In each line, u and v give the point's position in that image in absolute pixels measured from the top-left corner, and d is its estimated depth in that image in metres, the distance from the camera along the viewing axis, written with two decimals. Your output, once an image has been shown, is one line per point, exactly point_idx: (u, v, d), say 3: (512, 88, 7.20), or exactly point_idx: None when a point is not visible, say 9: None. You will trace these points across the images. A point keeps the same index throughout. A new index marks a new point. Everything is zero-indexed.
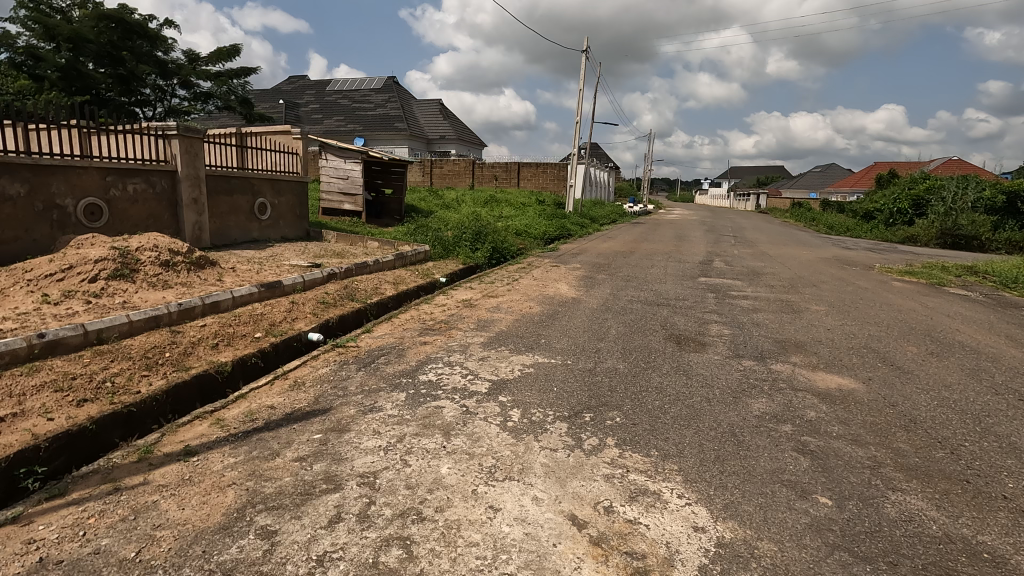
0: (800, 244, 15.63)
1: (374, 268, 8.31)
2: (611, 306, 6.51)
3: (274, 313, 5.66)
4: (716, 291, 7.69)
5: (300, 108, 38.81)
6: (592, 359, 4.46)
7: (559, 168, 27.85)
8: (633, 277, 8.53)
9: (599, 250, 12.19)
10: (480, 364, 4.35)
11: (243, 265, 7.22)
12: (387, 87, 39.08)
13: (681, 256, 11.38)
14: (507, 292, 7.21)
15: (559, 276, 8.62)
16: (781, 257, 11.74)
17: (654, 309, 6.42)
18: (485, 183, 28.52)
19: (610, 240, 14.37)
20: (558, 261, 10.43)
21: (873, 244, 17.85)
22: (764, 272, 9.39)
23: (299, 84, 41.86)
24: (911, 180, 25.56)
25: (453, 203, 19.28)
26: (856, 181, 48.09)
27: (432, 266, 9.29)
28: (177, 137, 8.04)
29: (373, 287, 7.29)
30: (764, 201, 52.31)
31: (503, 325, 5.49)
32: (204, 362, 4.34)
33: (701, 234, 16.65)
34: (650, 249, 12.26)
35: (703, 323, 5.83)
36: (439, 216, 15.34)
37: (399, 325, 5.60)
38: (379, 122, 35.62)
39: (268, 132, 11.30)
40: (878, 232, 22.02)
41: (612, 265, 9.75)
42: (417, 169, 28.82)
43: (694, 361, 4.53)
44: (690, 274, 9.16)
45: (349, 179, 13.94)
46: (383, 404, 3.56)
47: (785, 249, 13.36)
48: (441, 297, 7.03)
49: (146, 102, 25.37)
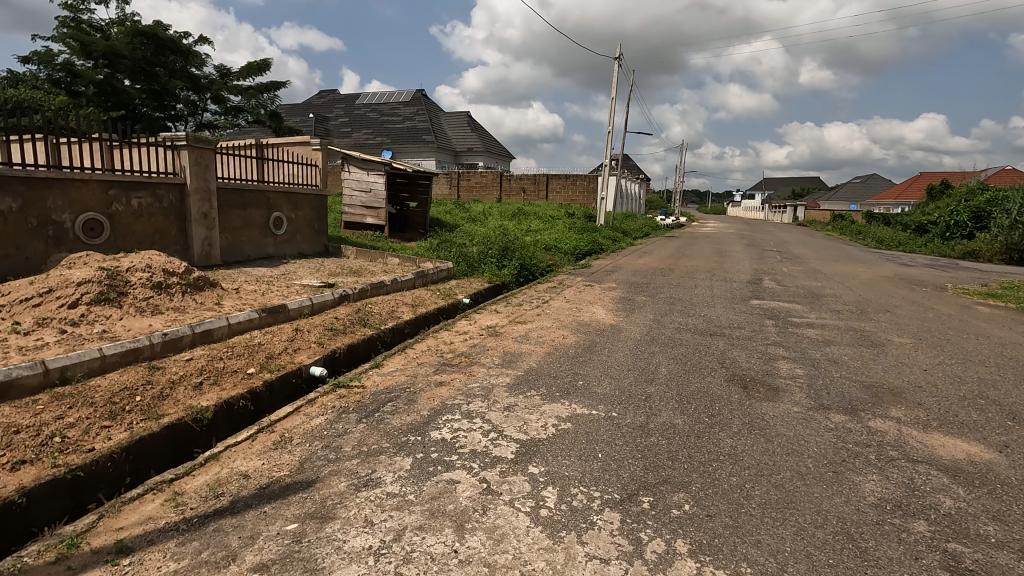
0: (854, 260, 14.38)
1: (391, 288, 7.65)
2: (657, 335, 5.68)
3: (274, 343, 5.01)
4: (774, 318, 6.76)
5: (330, 122, 39.09)
6: (642, 410, 3.65)
7: (589, 180, 27.04)
8: (677, 300, 7.67)
9: (635, 267, 11.33)
10: (505, 415, 3.59)
11: (249, 286, 6.64)
12: (416, 100, 39.07)
13: (726, 274, 10.45)
14: (537, 318, 6.43)
15: (594, 298, 7.81)
16: (838, 275, 10.68)
17: (707, 339, 5.58)
18: (512, 196, 27.93)
19: (646, 255, 13.47)
20: (591, 280, 9.63)
21: (931, 261, 16.41)
22: (824, 295, 8.39)
23: (329, 99, 42.29)
24: (969, 190, 23.78)
25: (480, 216, 18.68)
26: (901, 192, 45.91)
27: (455, 285, 8.60)
28: (187, 148, 7.57)
29: (390, 311, 6.62)
30: (803, 214, 50.38)
31: (534, 361, 4.72)
32: (180, 408, 3.68)
33: (743, 250, 15.61)
34: (691, 266, 11.35)
35: (768, 358, 4.96)
36: (465, 231, 14.70)
37: (413, 358, 4.88)
38: (407, 135, 35.53)
39: (288, 143, 10.85)
40: (933, 247, 20.47)
41: (652, 285, 8.89)
42: (444, 182, 28.45)
43: (768, 414, 3.66)
44: (739, 296, 8.24)
45: (372, 192, 13.44)
46: (383, 474, 2.82)
47: (839, 266, 12.22)
48: (464, 323, 6.30)
49: (178, 117, 25.72)
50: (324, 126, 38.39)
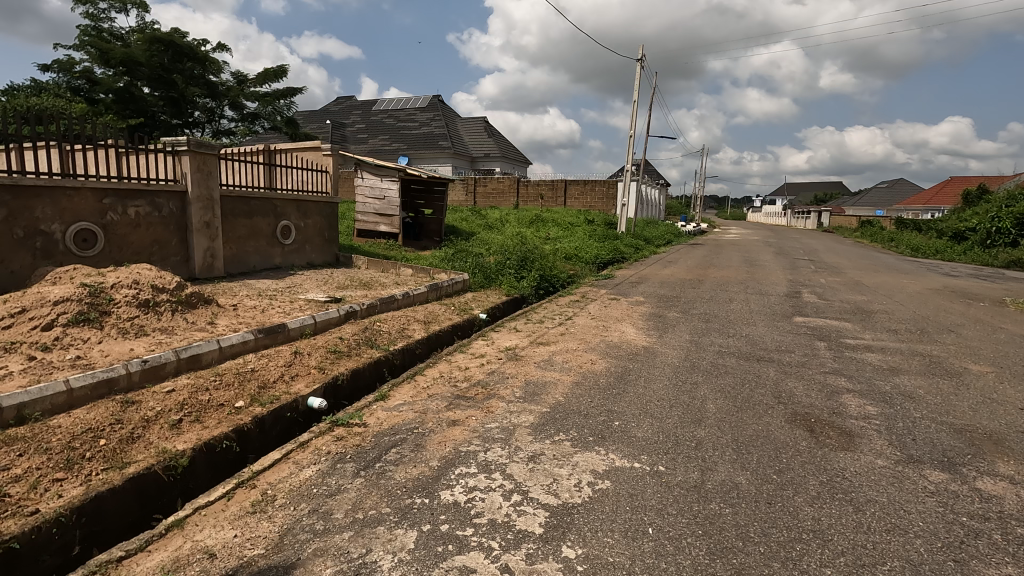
0: (894, 270, 13.52)
1: (403, 303, 7.13)
2: (697, 360, 5.06)
3: (269, 369, 4.49)
4: (824, 338, 6.08)
5: (346, 128, 39.05)
6: (695, 462, 3.04)
7: (608, 186, 26.40)
8: (713, 317, 7.03)
9: (662, 278, 10.68)
10: (530, 467, 3.01)
11: (250, 302, 6.15)
12: (432, 106, 38.87)
13: (761, 286, 9.76)
14: (561, 338, 5.84)
15: (622, 314, 7.20)
16: (883, 288, 9.91)
17: (754, 365, 4.95)
18: (530, 202, 27.41)
19: (672, 265, 12.80)
20: (616, 293, 9.01)
21: (976, 270, 15.45)
22: (874, 311, 7.66)
23: (347, 105, 42.34)
24: (1009, 195, 22.64)
25: (497, 224, 18.17)
26: (931, 198, 44.43)
27: (472, 299, 8.05)
28: (188, 154, 7.16)
29: (400, 329, 6.08)
30: (828, 220, 49.08)
31: (561, 393, 4.14)
32: (151, 453, 3.16)
33: (774, 259, 14.86)
34: (721, 277, 10.68)
35: (829, 391, 4.31)
36: (482, 238, 14.20)
37: (423, 389, 4.32)
38: (424, 141, 35.28)
39: (298, 149, 10.44)
40: (973, 255, 19.46)
41: (683, 299, 8.27)
42: (461, 188, 28.05)
43: (847, 469, 3.02)
44: (780, 312, 7.56)
45: (385, 199, 13.00)
46: (379, 557, 2.24)
47: (882, 277, 11.40)
48: (480, 344, 5.73)
49: (196, 124, 25.76)
50: (341, 132, 38.35)
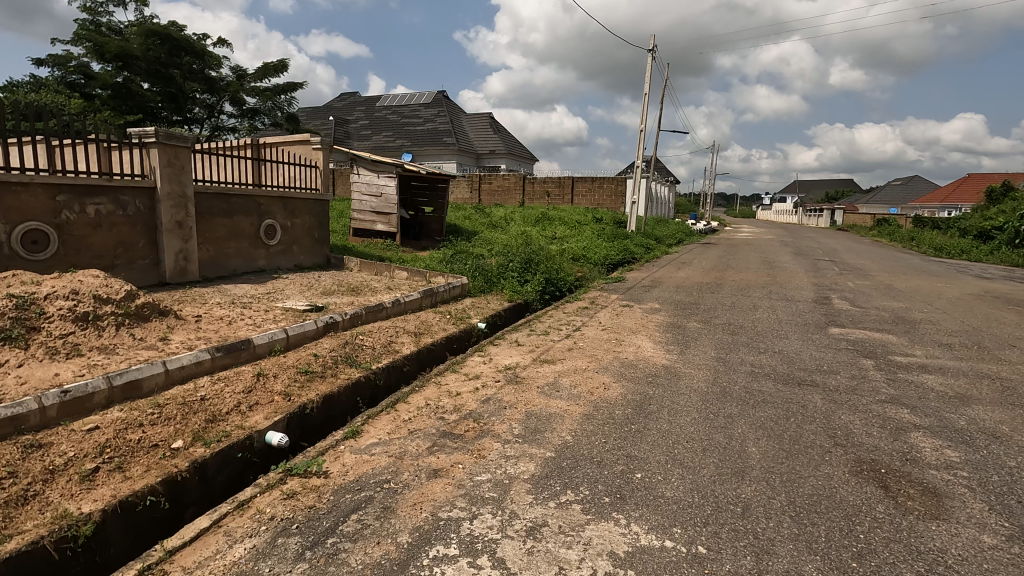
0: (923, 272, 12.66)
1: (393, 311, 6.43)
2: (728, 384, 4.33)
3: (223, 397, 3.80)
4: (869, 355, 5.31)
5: (350, 124, 38.46)
6: (746, 542, 2.30)
7: (617, 183, 25.60)
8: (738, 328, 6.29)
9: (676, 282, 9.93)
10: (527, 547, 2.29)
11: (218, 313, 5.48)
12: (437, 102, 38.22)
13: (785, 291, 9.00)
14: (567, 355, 5.11)
15: (636, 324, 6.47)
16: (920, 293, 9.11)
17: (795, 390, 4.22)
18: (536, 199, 26.67)
19: (686, 266, 12.04)
20: (628, 299, 8.28)
21: (1009, 272, 14.55)
22: (918, 321, 6.87)
23: (351, 101, 41.77)
24: None
25: (502, 222, 17.46)
26: (948, 195, 43.26)
27: (470, 307, 7.35)
28: (156, 146, 6.48)
29: (386, 344, 5.38)
30: (841, 218, 47.97)
31: (568, 431, 3.42)
32: (45, 520, 2.48)
33: (795, 260, 14.05)
34: (741, 281, 9.93)
35: (893, 427, 3.57)
36: (485, 238, 13.50)
37: (404, 422, 3.61)
38: (428, 138, 34.64)
39: (287, 142, 9.74)
40: (1001, 255, 18.53)
41: (702, 306, 7.52)
42: (465, 185, 27.34)
43: (946, 552, 2.28)
44: (810, 322, 6.80)
45: (382, 197, 12.32)
46: None
47: (915, 280, 10.57)
48: (475, 362, 5.02)
49: (195, 120, 25.25)
50: (345, 128, 37.77)
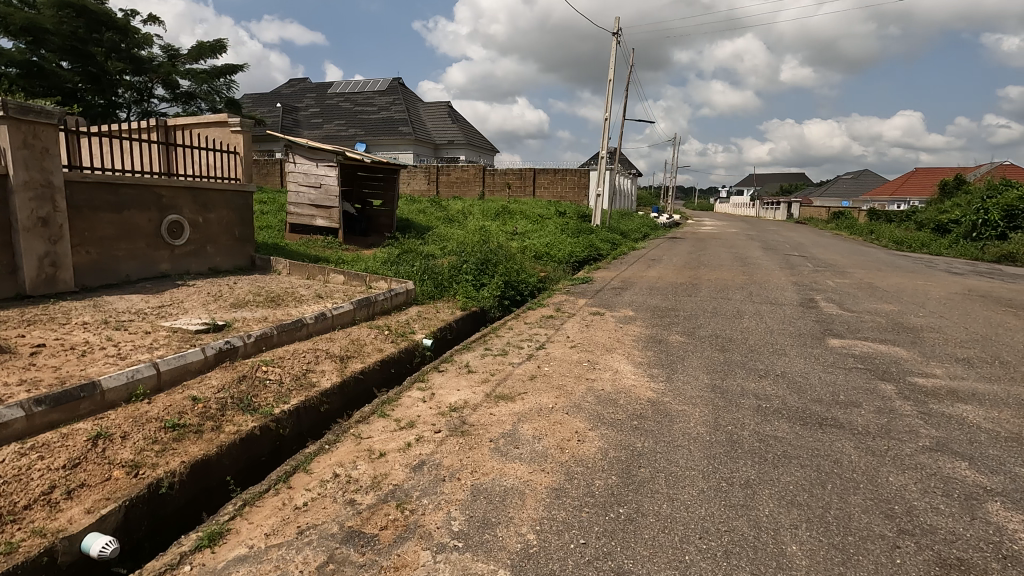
0: (895, 268, 12.25)
1: (317, 328, 5.24)
2: (733, 428, 3.38)
3: (26, 480, 2.58)
4: (884, 376, 4.49)
5: (299, 112, 36.34)
6: None
7: (580, 175, 24.77)
8: (728, 341, 5.40)
9: (648, 283, 9.05)
10: None
11: (75, 339, 4.19)
12: (393, 90, 36.55)
13: (766, 292, 8.27)
14: (529, 387, 4.09)
15: (610, 338, 5.52)
16: (905, 292, 8.54)
17: (818, 435, 3.31)
18: (497, 191, 25.59)
19: (656, 264, 11.22)
20: (598, 304, 7.34)
21: (974, 267, 14.42)
22: (919, 328, 6.16)
23: (300, 88, 39.56)
24: (990, 186, 21.98)
25: (459, 217, 16.31)
26: (897, 189, 44.53)
27: (414, 319, 6.22)
28: (6, 122, 5.08)
29: (298, 376, 4.22)
30: (797, 211, 48.75)
31: (530, 526, 2.38)
32: None
33: (766, 255, 13.49)
34: (717, 281, 9.17)
35: (961, 495, 2.67)
36: (439, 234, 12.36)
37: (293, 515, 2.49)
38: (383, 126, 33.02)
39: (204, 124, 8.27)
40: (960, 249, 18.63)
41: (682, 313, 6.65)
42: (422, 177, 25.93)
43: None
44: (804, 331, 6.00)
45: (322, 188, 11.01)
46: None
47: (893, 279, 10.03)
48: (410, 400, 3.93)
49: (121, 103, 22.97)
50: (293, 116, 35.66)
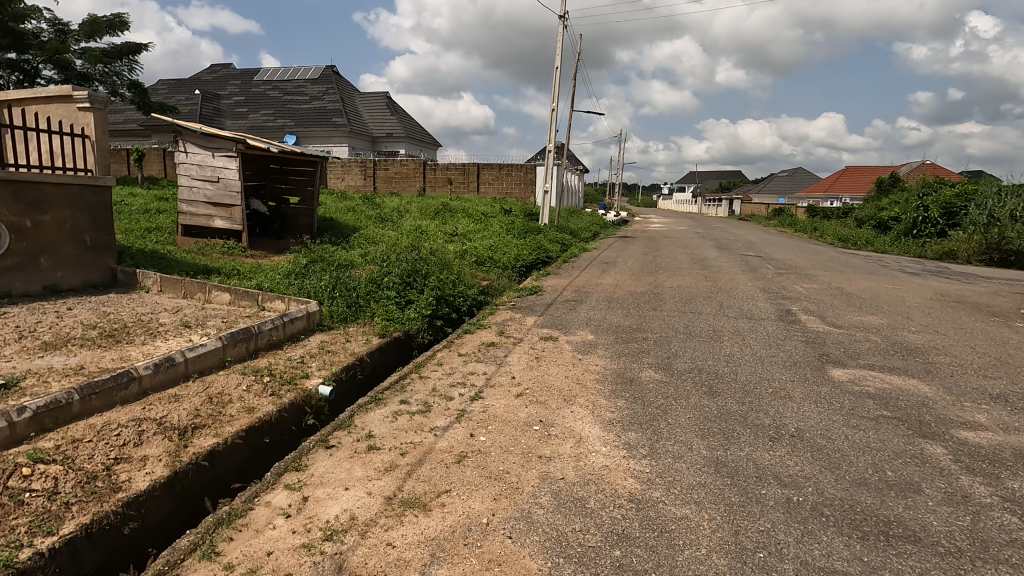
0: (854, 269, 11.71)
1: (159, 380, 3.69)
2: (767, 559, 2.16)
3: None
4: (923, 430, 3.44)
5: (222, 100, 33.36)
6: None
7: (526, 172, 23.59)
8: (715, 379, 4.27)
9: (604, 293, 7.90)
10: None
11: None
12: (325, 78, 34.21)
13: (736, 303, 7.33)
14: (455, 479, 2.75)
15: (567, 377, 4.28)
16: (880, 299, 7.82)
17: (897, 567, 2.14)
18: (438, 188, 24.05)
19: (611, 269, 10.11)
20: (549, 324, 6.10)
21: (922, 265, 14.25)
22: (923, 350, 5.25)
23: (223, 74, 36.47)
24: (925, 184, 22.48)
25: (392, 215, 14.72)
26: (830, 186, 46.12)
27: (312, 356, 4.75)
28: None
29: (92, 476, 2.70)
30: (739, 208, 49.70)
31: None
32: None
33: (723, 256, 12.74)
34: (679, 289, 8.17)
35: None
36: (367, 237, 10.82)
37: None
38: (315, 117, 30.73)
39: (44, 99, 6.41)
40: (902, 246, 18.76)
41: (649, 335, 5.51)
42: (358, 171, 24.36)
43: None
44: (798, 357, 4.97)
45: (220, 183, 9.21)
46: None
47: (860, 283, 9.34)
48: (266, 517, 2.51)
49: None
50: (214, 105, 32.64)
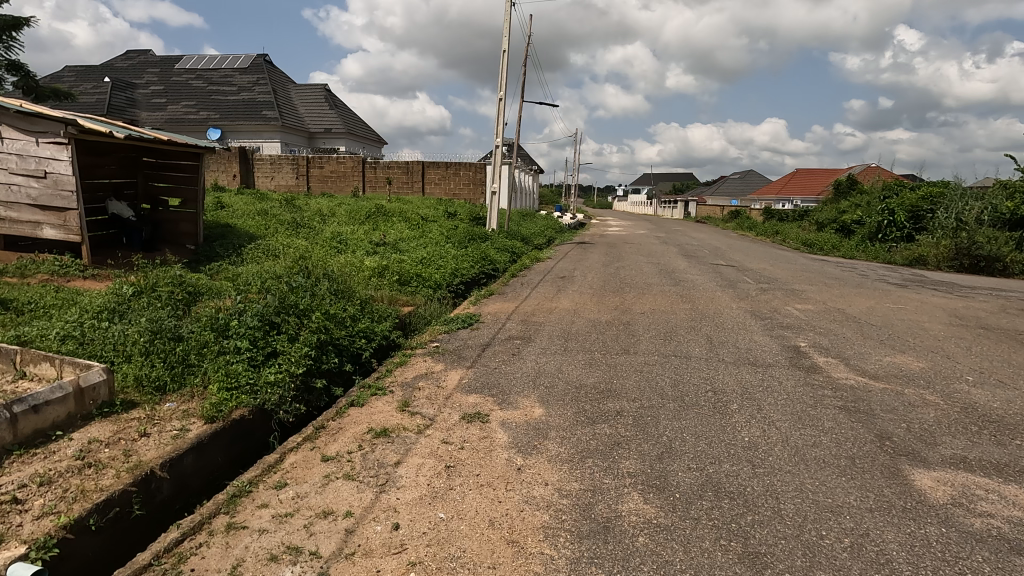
0: (840, 282, 10.29)
1: None
2: None
3: None
4: None
5: (137, 89, 29.98)
6: None
7: (475, 171, 21.64)
8: (747, 522, 2.46)
9: (560, 326, 6.05)
10: None
11: None
12: (256, 68, 31.29)
13: (729, 338, 5.66)
14: None
15: (494, 527, 2.39)
16: (897, 328, 6.32)
17: None
18: (378, 188, 21.83)
19: (568, 287, 8.33)
20: (480, 384, 4.21)
21: (899, 273, 13.15)
22: (1015, 425, 3.62)
23: (140, 62, 32.97)
24: (885, 186, 21.90)
25: (312, 220, 12.52)
26: (781, 189, 46.29)
27: (43, 484, 2.66)
28: None
29: None
30: (694, 211, 49.32)
31: None
32: None
33: (694, 267, 11.22)
34: (654, 318, 6.47)
35: None
36: (266, 249, 8.68)
37: None
38: (243, 109, 27.88)
39: None
40: (870, 252, 17.91)
41: (624, 409, 3.71)
42: (289, 169, 21.91)
43: None
44: (851, 447, 3.24)
45: (48, 179, 6.89)
46: None
47: (860, 304, 7.85)
48: None
49: None
50: (128, 94, 29.24)
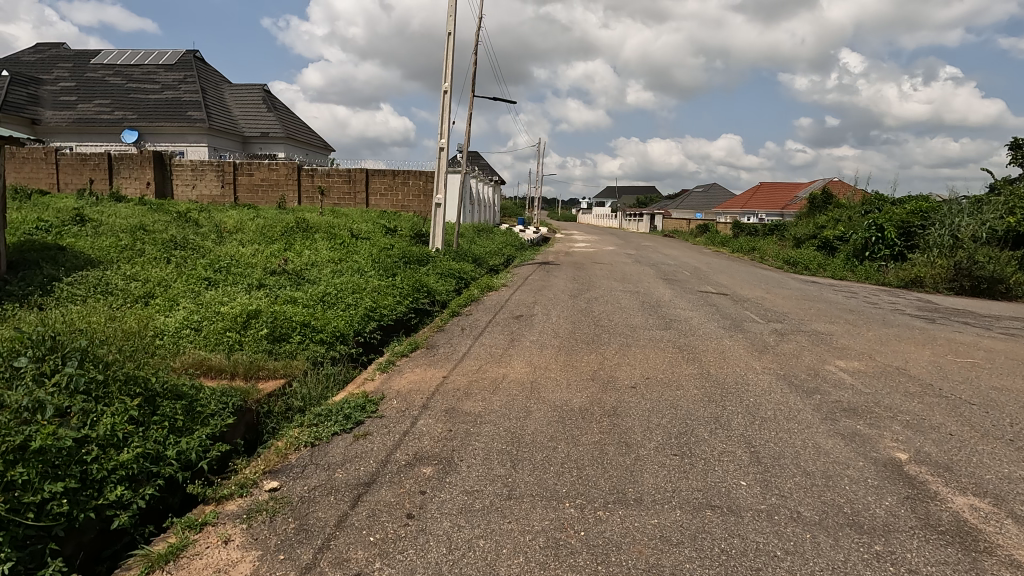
0: (860, 318, 8.34)
1: None
2: None
3: None
4: None
5: (43, 85, 26.39)
6: None
7: (425, 180, 19.14)
8: None
9: (505, 423, 3.69)
10: None
11: None
12: (185, 65, 28.17)
13: (784, 448, 3.42)
14: None
15: None
16: (1007, 410, 4.24)
17: None
18: (315, 200, 19.17)
19: (524, 337, 6.02)
20: None
21: (908, 301, 11.41)
22: None
23: (51, 55, 29.31)
24: (865, 199, 20.60)
25: (204, 238, 9.89)
26: (747, 201, 45.47)
27: None
28: None
29: None
30: (660, 224, 47.96)
31: None
32: None
33: (682, 297, 9.11)
34: (654, 399, 4.19)
35: None
36: (93, 285, 6.06)
37: None
38: (166, 109, 24.74)
39: None
40: (859, 272, 16.33)
41: None
42: (212, 177, 19.08)
43: None
44: None
45: None
46: None
47: (918, 358, 5.79)
48: None
49: None
50: (32, 90, 25.63)
